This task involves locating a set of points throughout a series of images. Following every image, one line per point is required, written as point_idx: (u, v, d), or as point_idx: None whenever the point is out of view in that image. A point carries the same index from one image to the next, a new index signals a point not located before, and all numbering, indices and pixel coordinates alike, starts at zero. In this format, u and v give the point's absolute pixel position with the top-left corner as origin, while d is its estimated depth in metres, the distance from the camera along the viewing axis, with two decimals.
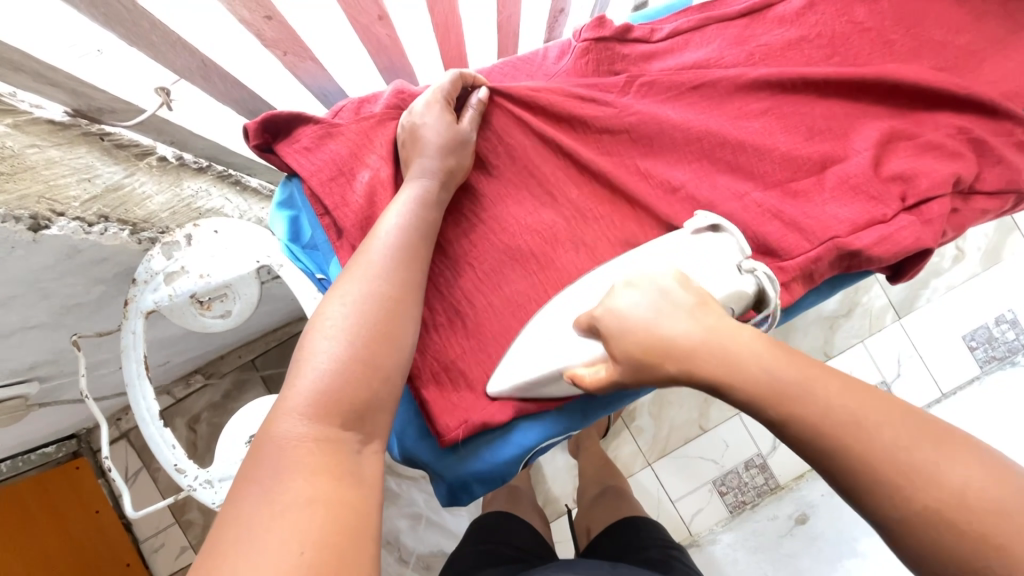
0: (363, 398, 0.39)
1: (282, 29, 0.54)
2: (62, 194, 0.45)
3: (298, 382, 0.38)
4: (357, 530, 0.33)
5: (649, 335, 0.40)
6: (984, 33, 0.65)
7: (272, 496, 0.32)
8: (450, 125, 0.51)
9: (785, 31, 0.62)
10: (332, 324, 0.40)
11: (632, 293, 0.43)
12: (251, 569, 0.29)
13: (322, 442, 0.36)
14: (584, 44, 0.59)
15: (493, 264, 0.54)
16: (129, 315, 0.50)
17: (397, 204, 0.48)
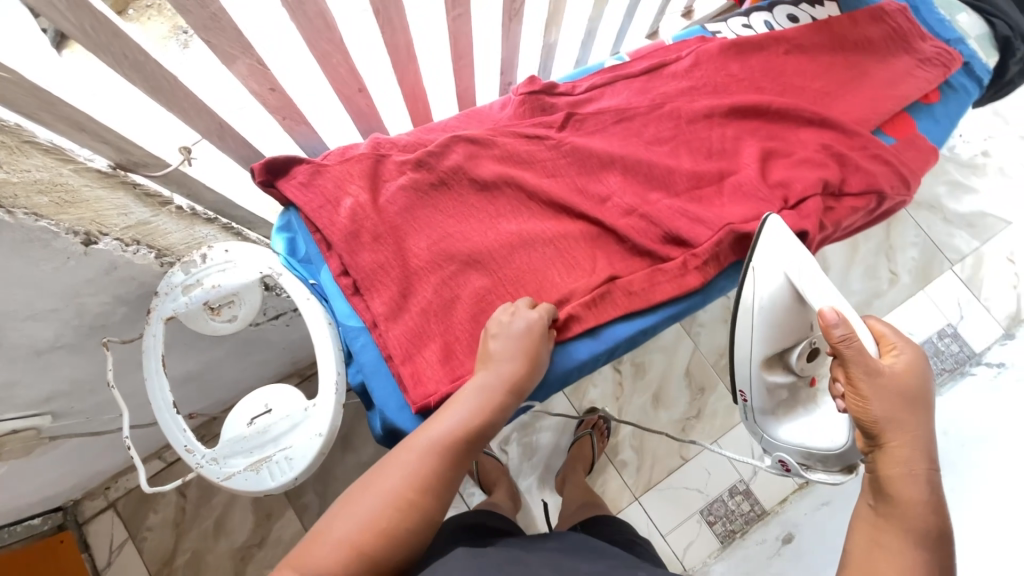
0: (462, 444, 0.53)
1: (283, 98, 0.70)
2: (107, 221, 0.56)
3: (435, 424, 0.53)
4: (410, 510, 0.48)
5: (905, 390, 0.60)
6: (834, 78, 0.83)
7: (389, 465, 0.51)
8: (534, 334, 0.59)
9: (678, 82, 0.79)
10: (461, 407, 0.54)
11: (925, 377, 0.62)
12: (368, 502, 0.48)
13: (424, 472, 0.50)
14: (520, 96, 0.75)
15: (455, 265, 0.65)
16: (151, 321, 0.60)
17: (475, 385, 0.56)
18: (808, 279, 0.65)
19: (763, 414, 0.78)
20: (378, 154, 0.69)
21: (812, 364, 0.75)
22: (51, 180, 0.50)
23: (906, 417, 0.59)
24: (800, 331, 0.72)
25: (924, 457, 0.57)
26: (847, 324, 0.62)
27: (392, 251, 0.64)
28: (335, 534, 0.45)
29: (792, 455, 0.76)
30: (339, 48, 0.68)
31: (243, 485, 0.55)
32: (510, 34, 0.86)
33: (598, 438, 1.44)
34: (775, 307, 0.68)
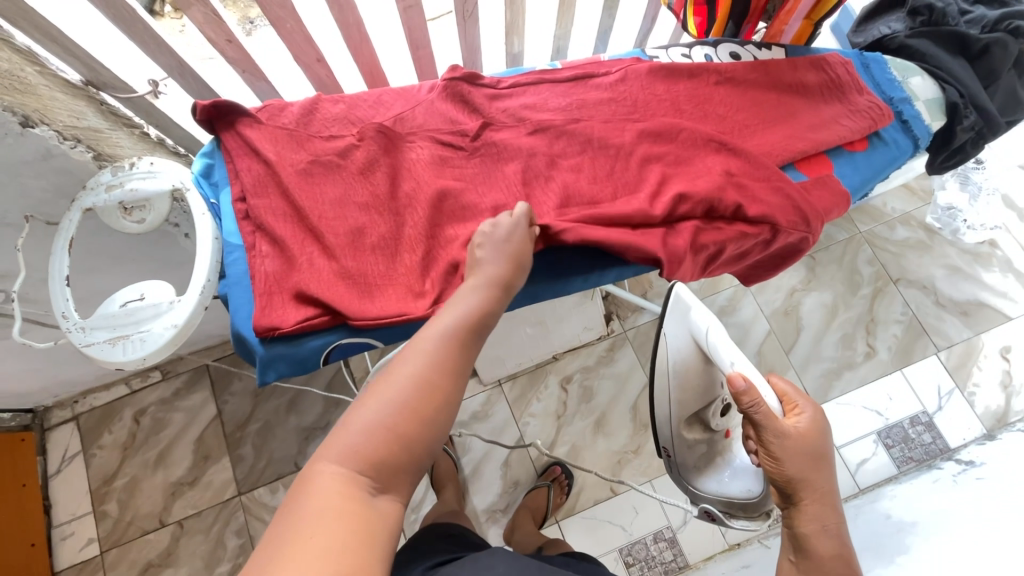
0: (479, 317, 0.60)
1: (239, 52, 0.81)
2: (51, 114, 0.67)
3: (455, 304, 0.60)
4: (441, 372, 0.53)
5: (809, 447, 0.67)
6: (759, 113, 0.86)
7: (420, 335, 0.56)
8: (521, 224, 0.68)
9: (600, 93, 0.85)
10: (474, 292, 0.62)
11: (824, 431, 0.69)
12: (410, 361, 0.53)
13: (455, 338, 0.57)
14: (443, 81, 0.82)
15: (344, 226, 0.70)
16: (71, 208, 0.69)
17: (481, 272, 0.64)
18: (719, 342, 0.74)
19: (686, 467, 0.84)
20: (309, 111, 0.77)
21: (726, 419, 0.83)
22: (6, 69, 0.62)
23: (815, 476, 0.66)
24: (710, 390, 0.80)
25: (831, 505, 0.65)
26: (753, 392, 0.67)
27: (289, 201, 0.70)
28: (365, 420, 0.48)
29: (715, 506, 0.81)
30: (292, 15, 0.78)
31: (97, 354, 0.62)
32: (467, 33, 0.94)
33: (555, 492, 1.41)
34: (685, 366, 0.78)
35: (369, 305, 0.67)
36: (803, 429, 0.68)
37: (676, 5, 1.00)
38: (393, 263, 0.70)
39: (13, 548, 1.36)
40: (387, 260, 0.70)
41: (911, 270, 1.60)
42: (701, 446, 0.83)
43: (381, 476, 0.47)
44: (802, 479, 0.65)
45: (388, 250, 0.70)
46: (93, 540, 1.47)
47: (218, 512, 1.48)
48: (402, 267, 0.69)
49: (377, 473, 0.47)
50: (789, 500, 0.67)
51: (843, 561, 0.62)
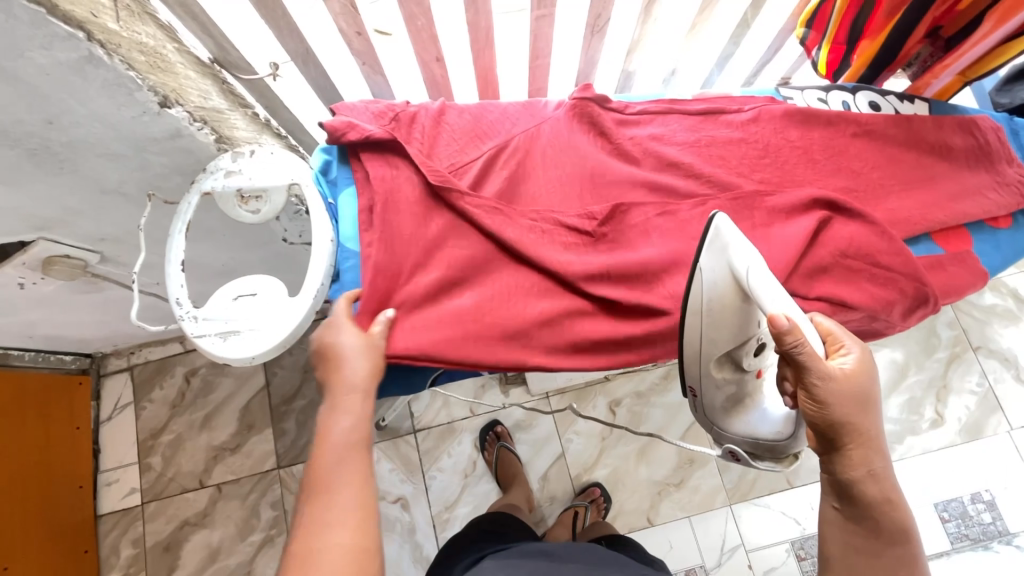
0: (359, 440, 0.59)
1: (366, 45, 0.78)
2: (185, 95, 0.66)
3: (333, 434, 0.58)
4: (365, 502, 0.55)
5: (855, 390, 0.60)
6: (896, 174, 0.80)
7: (322, 486, 0.56)
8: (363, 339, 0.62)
9: (729, 131, 0.80)
10: (343, 419, 0.59)
11: (872, 372, 0.62)
12: (332, 514, 0.54)
13: (358, 465, 0.57)
14: (572, 102, 0.79)
15: (461, 256, 0.69)
16: (191, 190, 0.68)
17: (337, 401, 0.60)
18: (762, 283, 0.60)
19: (712, 408, 0.76)
20: (437, 125, 0.75)
21: (759, 359, 0.71)
22: (153, 47, 0.61)
23: (860, 420, 0.60)
24: (745, 330, 0.67)
25: (876, 451, 0.61)
26: (797, 332, 0.57)
27: (410, 224, 0.68)
28: None
29: (740, 446, 0.76)
30: (425, 12, 0.75)
31: (208, 347, 0.62)
32: (590, 49, 0.90)
33: (592, 513, 1.39)
34: (722, 304, 0.65)
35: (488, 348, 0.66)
36: (849, 371, 0.61)
37: (810, 40, 0.95)
38: (514, 303, 0.69)
39: (63, 487, 1.41)
40: (509, 299, 0.69)
41: (994, 340, 1.51)
42: (730, 387, 0.73)
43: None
44: (851, 427, 0.60)
45: (510, 288, 0.69)
46: (135, 490, 1.51)
47: (256, 481, 1.51)
48: (524, 309, 0.69)
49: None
50: (832, 448, 0.62)
51: (900, 507, 0.60)
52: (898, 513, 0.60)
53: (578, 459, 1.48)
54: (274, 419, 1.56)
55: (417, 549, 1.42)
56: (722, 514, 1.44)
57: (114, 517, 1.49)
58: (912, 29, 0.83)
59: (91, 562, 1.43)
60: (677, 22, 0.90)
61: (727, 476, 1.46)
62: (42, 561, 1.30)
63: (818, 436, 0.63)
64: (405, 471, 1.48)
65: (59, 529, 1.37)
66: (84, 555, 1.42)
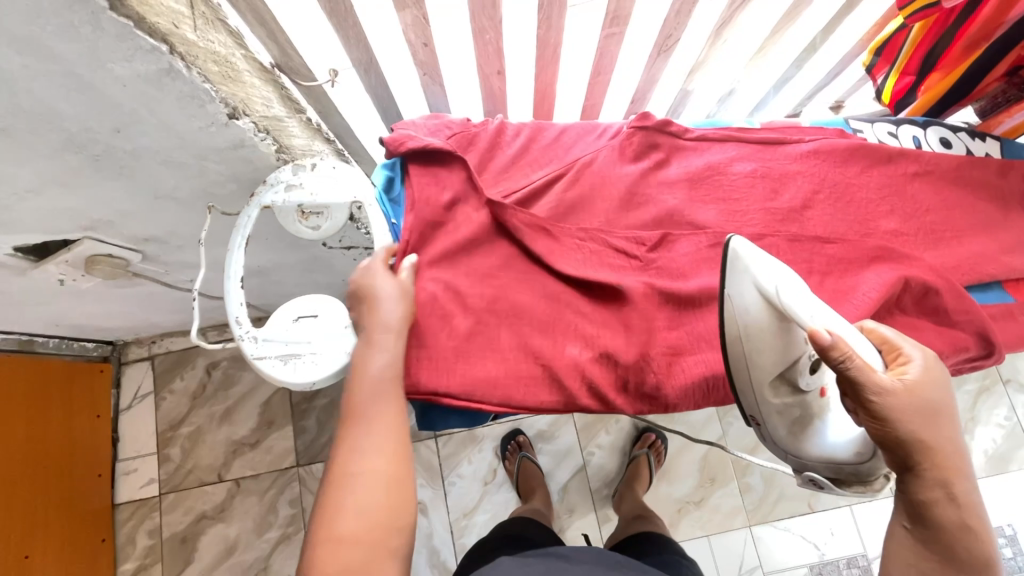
0: (394, 379, 0.58)
1: (430, 56, 0.76)
2: (252, 105, 0.63)
3: (366, 373, 0.57)
4: (396, 450, 0.56)
5: (925, 405, 0.55)
6: (966, 217, 0.78)
7: (351, 429, 0.56)
8: (401, 288, 0.60)
9: (798, 163, 0.77)
10: (382, 355, 0.57)
11: (941, 383, 0.56)
12: (355, 466, 0.55)
13: (388, 418, 0.56)
14: (629, 129, 0.73)
15: (500, 287, 0.65)
16: (251, 203, 0.66)
17: (371, 337, 0.58)
18: (798, 297, 0.55)
19: (774, 437, 0.65)
20: (492, 145, 0.71)
21: (817, 377, 0.63)
22: (224, 55, 0.59)
23: (931, 436, 0.55)
24: (790, 350, 0.60)
25: (952, 464, 0.56)
26: (842, 348, 0.52)
27: (464, 258, 0.66)
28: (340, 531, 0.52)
29: (822, 472, 0.63)
30: (496, 27, 0.73)
31: (268, 370, 0.60)
32: (652, 68, 0.88)
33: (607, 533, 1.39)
34: (759, 329, 0.59)
35: (550, 392, 0.62)
36: (914, 384, 0.55)
37: (877, 68, 0.92)
38: (576, 342, 0.64)
39: (82, 476, 1.40)
40: (570, 338, 0.64)
41: None
42: (795, 410, 0.63)
43: (370, 534, 0.53)
44: (919, 440, 0.55)
45: (570, 326, 0.65)
46: (153, 481, 1.51)
47: (275, 478, 1.50)
48: (585, 350, 0.64)
49: (363, 533, 0.53)
50: (903, 463, 0.57)
51: (975, 520, 0.56)
52: (976, 524, 0.56)
53: (599, 472, 1.47)
54: (294, 416, 1.55)
55: (433, 555, 1.41)
56: (742, 535, 1.43)
57: (132, 506, 1.49)
58: (993, 65, 0.82)
59: (107, 551, 1.43)
60: (744, 45, 0.87)
61: (748, 497, 1.44)
62: (60, 548, 1.30)
63: (883, 449, 0.58)
64: (425, 475, 1.47)
65: (77, 516, 1.36)
66: (102, 544, 1.42)
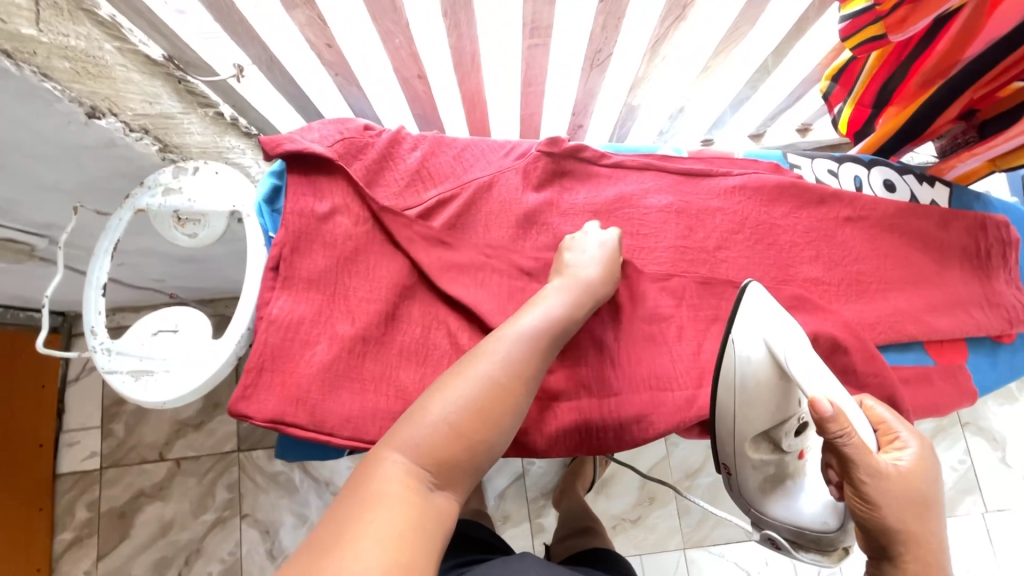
0: (556, 339, 0.55)
1: (338, 57, 0.71)
2: (122, 103, 0.60)
3: (530, 314, 0.55)
4: (515, 401, 0.49)
5: (914, 492, 0.51)
6: (895, 270, 0.73)
7: (491, 345, 0.52)
8: (607, 272, 0.62)
9: (719, 200, 0.73)
10: (546, 306, 0.56)
11: (934, 475, 0.53)
12: (479, 378, 0.49)
13: (527, 365, 0.51)
14: (535, 152, 0.70)
15: (370, 309, 0.63)
16: (124, 206, 0.63)
17: (539, 302, 0.57)
18: (800, 359, 0.54)
19: (747, 488, 0.67)
20: (384, 158, 0.68)
21: (801, 439, 0.64)
22: (83, 50, 0.54)
23: (918, 526, 0.51)
24: (785, 409, 0.60)
25: (938, 562, 0.51)
26: (843, 421, 0.49)
27: (336, 274, 0.63)
28: (430, 423, 0.45)
29: (781, 533, 0.66)
30: (404, 32, 0.68)
31: (117, 386, 0.58)
32: (589, 81, 0.82)
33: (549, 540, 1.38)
34: (757, 383, 0.59)
35: None
36: (907, 468, 0.52)
37: (835, 95, 0.86)
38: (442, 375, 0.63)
39: (21, 444, 1.40)
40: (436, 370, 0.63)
41: (985, 418, 1.45)
42: (770, 467, 0.65)
43: (435, 462, 0.44)
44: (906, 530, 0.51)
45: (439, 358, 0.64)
46: (95, 454, 1.51)
47: (215, 460, 1.50)
48: None
49: (434, 455, 0.44)
50: (884, 553, 0.52)
51: None
52: None
53: (538, 482, 1.45)
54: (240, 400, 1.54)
55: None
56: (675, 557, 1.41)
57: (73, 477, 1.50)
58: (945, 106, 0.75)
59: (44, 521, 1.44)
60: (687, 63, 0.82)
61: (686, 519, 1.43)
62: None
63: (867, 535, 0.53)
64: None
65: (13, 484, 1.37)
66: (39, 513, 1.43)
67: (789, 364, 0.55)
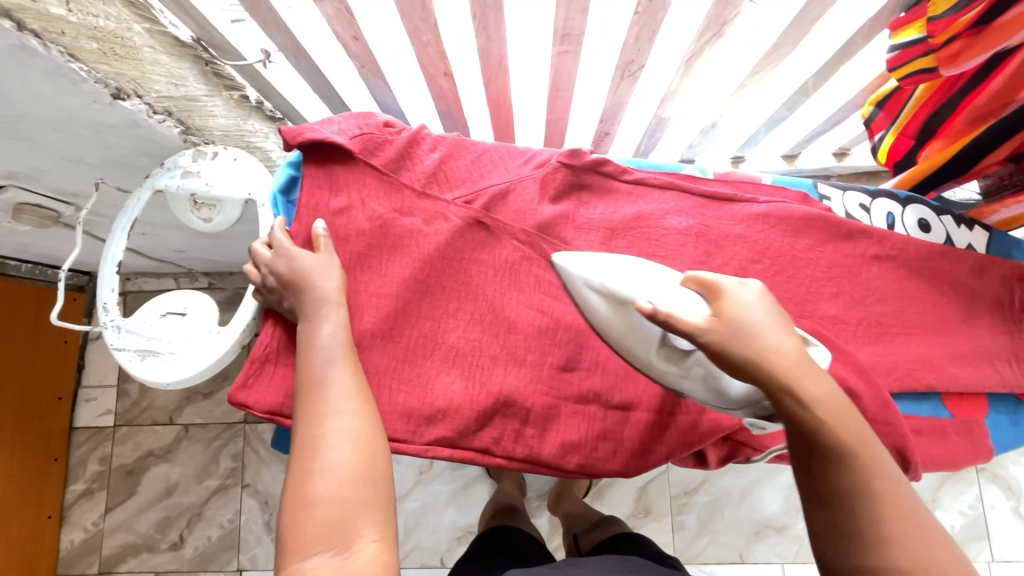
0: (348, 345, 0.54)
1: (364, 49, 0.70)
2: (147, 85, 0.60)
3: (316, 343, 0.53)
4: (371, 419, 0.49)
5: (770, 340, 0.41)
6: (920, 314, 0.70)
7: (314, 398, 0.49)
8: (320, 263, 0.58)
9: (741, 226, 0.71)
10: (327, 336, 0.53)
11: (781, 314, 0.44)
12: (335, 431, 0.47)
13: (356, 386, 0.51)
14: (555, 163, 0.69)
15: (378, 308, 0.62)
16: (143, 185, 0.64)
17: (317, 332, 0.54)
18: (626, 274, 0.50)
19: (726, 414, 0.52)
20: (402, 156, 0.67)
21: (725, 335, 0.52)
22: (112, 30, 0.53)
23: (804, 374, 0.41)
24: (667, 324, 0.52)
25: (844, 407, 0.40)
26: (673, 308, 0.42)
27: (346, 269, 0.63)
28: (319, 497, 0.43)
29: None
30: (432, 29, 0.66)
31: (124, 363, 0.59)
32: (618, 91, 0.80)
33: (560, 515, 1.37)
34: (620, 323, 0.51)
35: (405, 429, 0.59)
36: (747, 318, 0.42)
37: (877, 122, 0.82)
38: (444, 379, 0.62)
39: (41, 397, 1.46)
40: (438, 375, 0.62)
41: (1003, 465, 1.40)
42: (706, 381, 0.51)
43: (338, 538, 0.42)
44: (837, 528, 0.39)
45: (441, 363, 0.63)
46: (109, 412, 1.56)
47: (222, 429, 1.54)
48: (452, 390, 0.61)
49: (331, 534, 0.42)
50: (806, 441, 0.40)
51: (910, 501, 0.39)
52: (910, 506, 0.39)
53: (534, 483, 1.45)
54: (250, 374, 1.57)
55: None
56: None
57: (88, 432, 1.55)
58: (993, 147, 0.71)
59: (58, 471, 1.50)
60: (722, 82, 0.79)
61: (679, 535, 1.41)
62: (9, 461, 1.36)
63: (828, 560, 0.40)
64: None
65: (31, 434, 1.43)
66: (53, 463, 1.49)
67: (613, 287, 0.50)
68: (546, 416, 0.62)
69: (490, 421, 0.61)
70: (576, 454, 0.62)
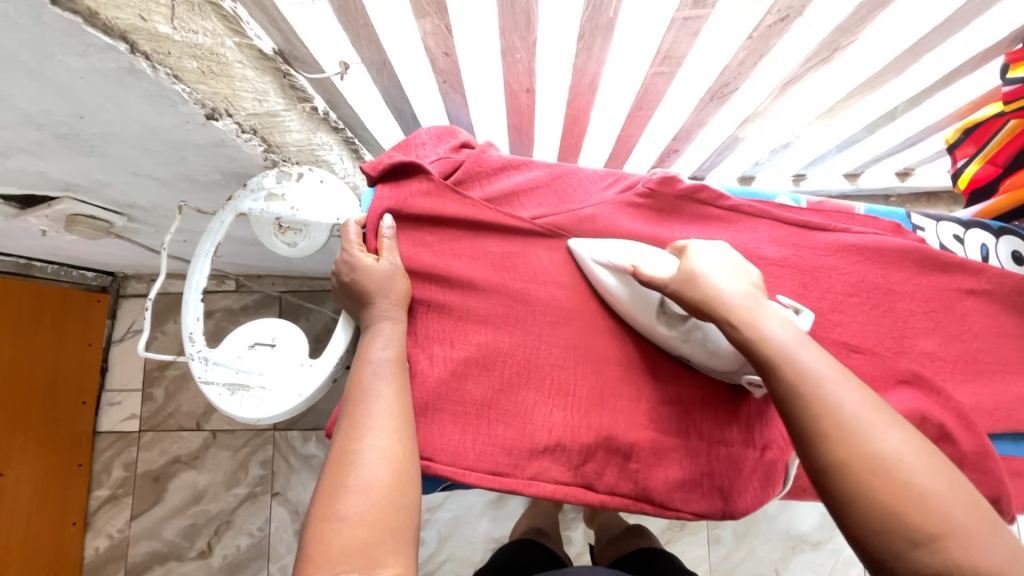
0: (400, 363, 0.53)
1: (452, 66, 0.68)
2: (237, 103, 0.56)
3: (369, 359, 0.52)
4: (411, 442, 0.48)
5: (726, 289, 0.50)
6: (1014, 350, 0.69)
7: (359, 414, 0.48)
8: (389, 268, 0.57)
9: (836, 257, 0.69)
10: (381, 353, 0.53)
11: (739, 269, 0.53)
12: (371, 450, 0.46)
13: (401, 406, 0.50)
14: (646, 187, 0.67)
15: (473, 337, 0.60)
16: (226, 208, 0.61)
17: (372, 348, 0.53)
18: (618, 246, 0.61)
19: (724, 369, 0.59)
20: (490, 180, 0.65)
21: None
22: (209, 47, 0.51)
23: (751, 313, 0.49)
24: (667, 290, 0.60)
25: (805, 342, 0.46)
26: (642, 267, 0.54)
27: (440, 295, 0.61)
28: (347, 519, 0.42)
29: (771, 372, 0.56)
30: (528, 48, 0.64)
31: (213, 398, 0.57)
32: (702, 112, 0.78)
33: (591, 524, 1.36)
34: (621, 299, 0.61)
35: (511, 463, 0.57)
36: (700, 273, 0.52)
37: (962, 149, 0.81)
38: (545, 410, 0.59)
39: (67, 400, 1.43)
40: (537, 405, 0.60)
41: None
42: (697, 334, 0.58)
43: (365, 561, 0.40)
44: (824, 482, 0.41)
45: (540, 392, 0.60)
46: (134, 416, 1.53)
47: (250, 436, 1.51)
48: (554, 421, 0.59)
49: (357, 555, 0.40)
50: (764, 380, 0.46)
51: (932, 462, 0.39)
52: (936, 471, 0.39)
53: None
54: None
55: None
56: None
57: (112, 436, 1.52)
58: None
59: (82, 476, 1.46)
60: (809, 104, 0.77)
61: (714, 549, 1.41)
62: (36, 468, 1.33)
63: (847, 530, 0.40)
64: None
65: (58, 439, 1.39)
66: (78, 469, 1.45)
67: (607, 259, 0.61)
68: (652, 450, 0.61)
69: (592, 455, 0.59)
70: (681, 491, 0.60)
